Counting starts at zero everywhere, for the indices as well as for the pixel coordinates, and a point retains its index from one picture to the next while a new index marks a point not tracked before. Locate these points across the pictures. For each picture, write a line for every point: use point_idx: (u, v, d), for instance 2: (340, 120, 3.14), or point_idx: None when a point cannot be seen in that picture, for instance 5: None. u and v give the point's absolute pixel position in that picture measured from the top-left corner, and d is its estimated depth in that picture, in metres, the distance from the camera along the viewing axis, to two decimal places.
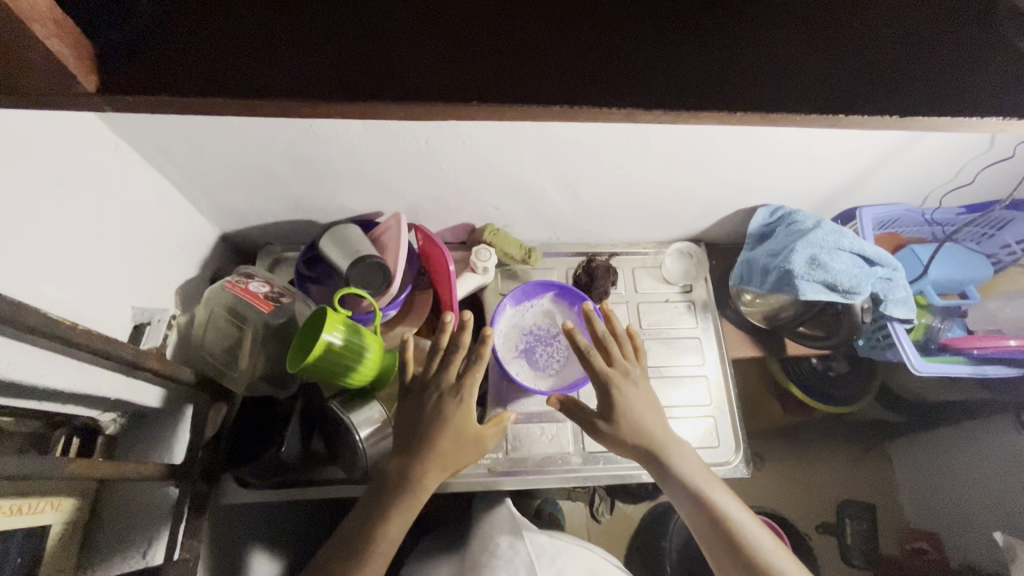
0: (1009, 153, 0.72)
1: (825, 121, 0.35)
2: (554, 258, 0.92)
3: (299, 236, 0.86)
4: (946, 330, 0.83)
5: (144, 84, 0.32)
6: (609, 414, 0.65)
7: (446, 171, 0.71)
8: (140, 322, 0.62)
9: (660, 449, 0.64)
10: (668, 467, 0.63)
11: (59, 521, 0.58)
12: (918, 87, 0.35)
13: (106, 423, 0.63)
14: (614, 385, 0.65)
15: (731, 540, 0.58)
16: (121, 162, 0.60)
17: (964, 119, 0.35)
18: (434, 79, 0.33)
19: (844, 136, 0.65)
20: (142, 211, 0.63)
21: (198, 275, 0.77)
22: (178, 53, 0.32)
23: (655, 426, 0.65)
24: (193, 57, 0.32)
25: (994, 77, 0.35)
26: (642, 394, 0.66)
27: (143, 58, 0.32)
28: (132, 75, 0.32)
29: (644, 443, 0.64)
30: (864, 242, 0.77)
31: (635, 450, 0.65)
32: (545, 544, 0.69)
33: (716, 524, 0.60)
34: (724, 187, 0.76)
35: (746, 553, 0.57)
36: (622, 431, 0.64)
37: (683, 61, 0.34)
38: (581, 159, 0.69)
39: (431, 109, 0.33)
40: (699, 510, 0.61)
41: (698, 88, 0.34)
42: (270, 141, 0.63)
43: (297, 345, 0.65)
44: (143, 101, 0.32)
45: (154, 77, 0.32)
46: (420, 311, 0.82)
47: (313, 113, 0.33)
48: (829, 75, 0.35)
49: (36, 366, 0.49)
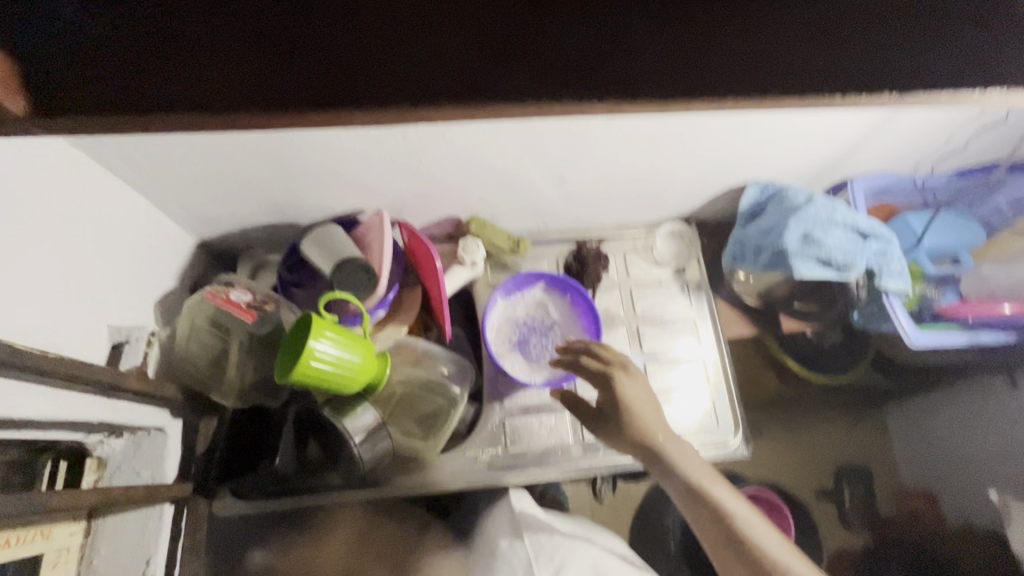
0: (1002, 118, 0.70)
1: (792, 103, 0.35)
2: (544, 246, 0.90)
3: (279, 239, 0.83)
4: (941, 298, 0.82)
5: (92, 107, 0.30)
6: (609, 409, 0.66)
7: (427, 165, 0.69)
8: (118, 341, 0.61)
9: (660, 445, 0.64)
10: (668, 463, 0.63)
11: (52, 548, 0.55)
12: (885, 63, 0.35)
13: (94, 442, 0.61)
14: (614, 380, 0.66)
15: (733, 534, 0.58)
16: (83, 177, 0.57)
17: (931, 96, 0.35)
18: (394, 82, 0.32)
19: (836, 109, 0.63)
20: (111, 226, 0.61)
21: (177, 287, 0.74)
22: (124, 69, 0.31)
23: (654, 423, 0.65)
24: (139, 74, 0.31)
25: (962, 49, 0.35)
26: (639, 392, 0.67)
27: (95, 82, 0.30)
28: (75, 96, 0.30)
29: (643, 439, 0.64)
30: (858, 215, 0.76)
31: (635, 447, 0.65)
32: (542, 543, 0.68)
33: (718, 520, 0.59)
34: (714, 166, 0.74)
35: (749, 548, 0.57)
36: (620, 427, 0.65)
37: (646, 48, 0.34)
38: (565, 146, 0.66)
39: (394, 112, 0.32)
40: (700, 507, 0.60)
41: (662, 77, 0.33)
42: (240, 146, 0.60)
43: (284, 354, 0.63)
44: (98, 125, 0.31)
45: (103, 99, 0.31)
46: (410, 310, 0.80)
47: (273, 124, 0.32)
48: (795, 55, 0.34)
49: (24, 400, 0.48)
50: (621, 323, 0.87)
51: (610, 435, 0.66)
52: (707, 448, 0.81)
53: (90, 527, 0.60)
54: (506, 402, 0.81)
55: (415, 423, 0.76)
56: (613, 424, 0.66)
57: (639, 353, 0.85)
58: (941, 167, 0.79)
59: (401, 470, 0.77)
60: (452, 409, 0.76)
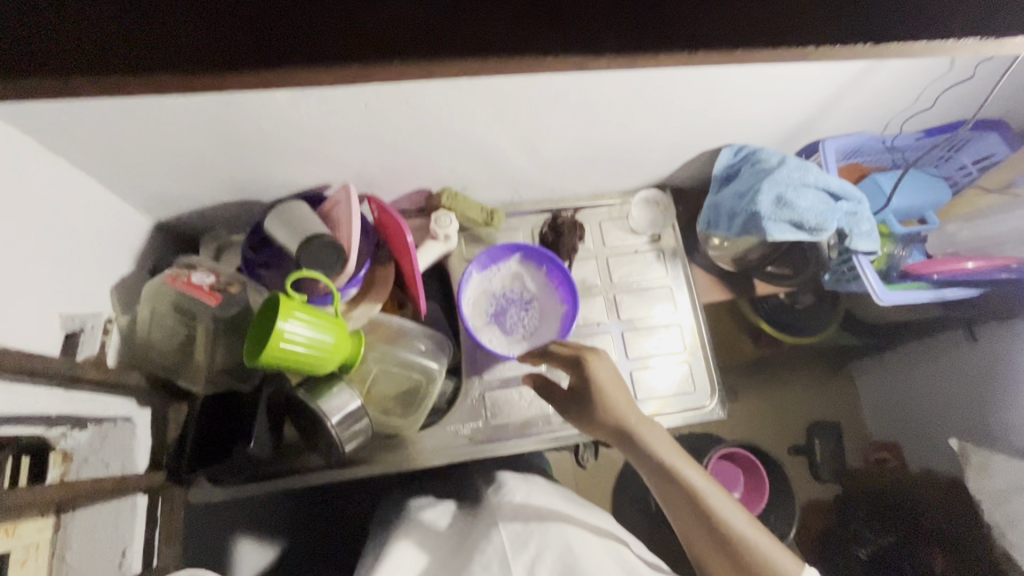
0: (970, 74, 0.70)
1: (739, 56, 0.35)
2: (519, 218, 0.88)
3: (242, 218, 0.79)
4: (907, 257, 0.84)
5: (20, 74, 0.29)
6: (581, 391, 0.67)
7: (394, 136, 0.66)
8: (72, 330, 0.58)
9: (631, 428, 0.64)
10: (640, 444, 0.64)
11: (19, 546, 0.52)
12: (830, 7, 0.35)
13: (57, 436, 0.57)
14: (587, 364, 0.67)
15: (705, 515, 0.59)
16: (21, 156, 0.53)
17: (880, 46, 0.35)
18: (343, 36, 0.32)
19: (810, 68, 0.61)
20: (55, 209, 0.57)
21: (135, 271, 0.71)
22: None
23: (627, 407, 0.66)
24: None
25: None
26: (614, 377, 0.68)
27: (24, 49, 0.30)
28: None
29: (615, 423, 0.65)
30: (828, 176, 0.76)
31: (609, 431, 0.66)
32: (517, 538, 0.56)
33: (690, 501, 0.60)
34: (687, 130, 0.73)
35: (720, 528, 0.58)
36: (595, 410, 0.66)
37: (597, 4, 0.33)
38: (538, 111, 0.64)
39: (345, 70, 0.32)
40: (672, 489, 0.61)
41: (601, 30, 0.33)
42: (190, 120, 0.56)
43: (251, 337, 0.61)
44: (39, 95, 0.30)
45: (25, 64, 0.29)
46: (382, 286, 0.77)
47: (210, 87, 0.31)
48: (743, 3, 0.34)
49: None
50: (598, 292, 0.87)
51: (585, 419, 0.67)
52: (683, 410, 0.83)
53: (58, 522, 0.56)
54: (485, 376, 0.81)
55: (392, 400, 0.75)
56: (588, 408, 0.67)
57: (616, 321, 0.86)
58: (912, 125, 0.79)
59: (381, 448, 0.76)
60: (431, 385, 0.75)
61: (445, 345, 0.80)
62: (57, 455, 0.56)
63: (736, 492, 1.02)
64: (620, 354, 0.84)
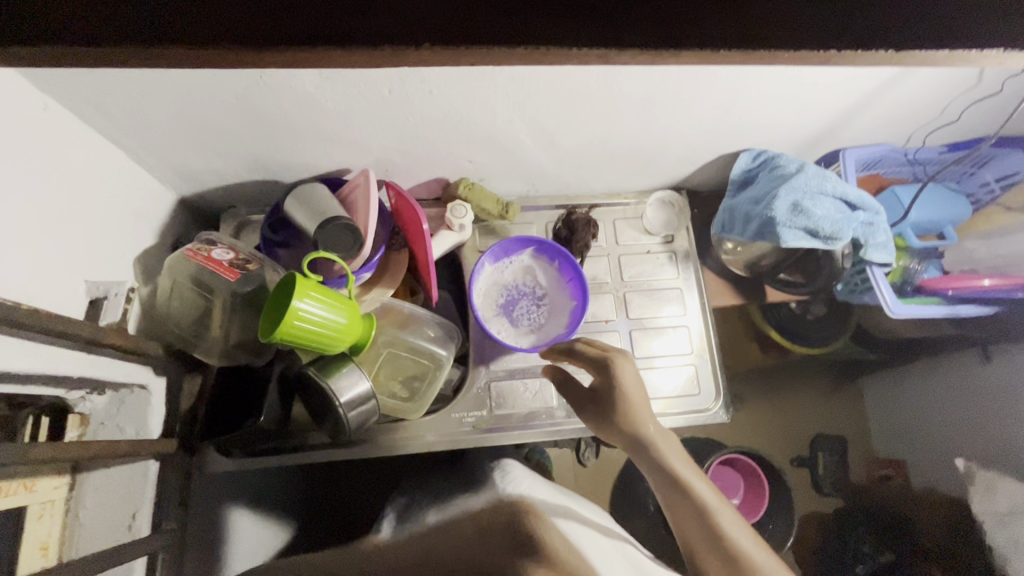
0: (997, 89, 0.69)
1: (752, 57, 0.34)
2: (533, 212, 0.89)
3: (262, 198, 0.81)
4: (923, 271, 0.84)
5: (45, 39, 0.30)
6: (602, 393, 0.67)
7: (415, 124, 0.67)
8: (96, 296, 0.59)
9: (648, 437, 0.64)
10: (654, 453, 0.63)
11: (36, 501, 0.55)
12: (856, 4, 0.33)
13: (75, 399, 0.59)
14: (614, 367, 0.66)
15: (711, 531, 0.58)
16: (54, 124, 0.54)
17: (907, 52, 0.34)
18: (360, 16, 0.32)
19: (834, 73, 0.61)
20: (84, 176, 0.59)
21: (158, 243, 0.72)
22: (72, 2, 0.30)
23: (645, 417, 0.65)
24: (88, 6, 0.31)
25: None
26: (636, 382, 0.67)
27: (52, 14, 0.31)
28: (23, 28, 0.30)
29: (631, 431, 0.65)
30: (847, 186, 0.76)
31: (623, 438, 0.66)
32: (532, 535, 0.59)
33: (699, 515, 0.59)
34: (707, 131, 0.73)
35: (724, 541, 0.58)
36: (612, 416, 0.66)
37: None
38: (557, 105, 0.65)
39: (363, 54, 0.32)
40: (681, 500, 0.61)
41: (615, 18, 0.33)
42: (218, 96, 0.58)
43: (267, 313, 0.62)
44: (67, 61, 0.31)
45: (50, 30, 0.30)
46: (396, 272, 0.79)
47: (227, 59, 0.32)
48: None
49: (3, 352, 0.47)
50: (608, 290, 0.87)
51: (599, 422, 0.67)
52: (687, 412, 0.83)
53: (74, 481, 0.59)
54: (491, 365, 0.82)
55: (399, 383, 0.76)
56: (605, 412, 0.66)
57: (624, 320, 0.86)
58: (934, 139, 0.79)
59: (386, 430, 0.77)
60: (439, 371, 0.77)
61: (455, 334, 0.81)
62: (75, 417, 0.59)
63: (735, 498, 1.02)
64: (627, 352, 0.84)
